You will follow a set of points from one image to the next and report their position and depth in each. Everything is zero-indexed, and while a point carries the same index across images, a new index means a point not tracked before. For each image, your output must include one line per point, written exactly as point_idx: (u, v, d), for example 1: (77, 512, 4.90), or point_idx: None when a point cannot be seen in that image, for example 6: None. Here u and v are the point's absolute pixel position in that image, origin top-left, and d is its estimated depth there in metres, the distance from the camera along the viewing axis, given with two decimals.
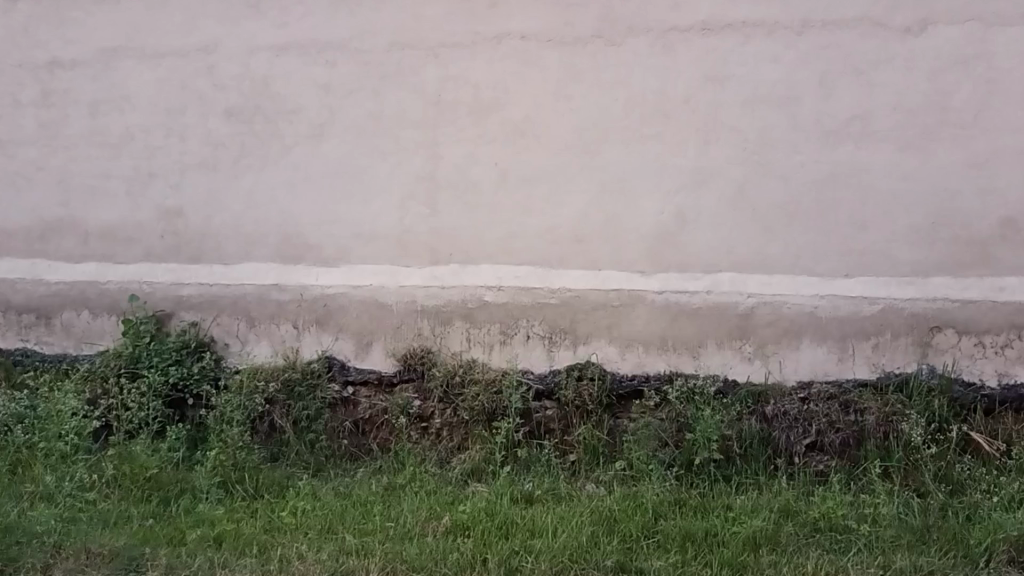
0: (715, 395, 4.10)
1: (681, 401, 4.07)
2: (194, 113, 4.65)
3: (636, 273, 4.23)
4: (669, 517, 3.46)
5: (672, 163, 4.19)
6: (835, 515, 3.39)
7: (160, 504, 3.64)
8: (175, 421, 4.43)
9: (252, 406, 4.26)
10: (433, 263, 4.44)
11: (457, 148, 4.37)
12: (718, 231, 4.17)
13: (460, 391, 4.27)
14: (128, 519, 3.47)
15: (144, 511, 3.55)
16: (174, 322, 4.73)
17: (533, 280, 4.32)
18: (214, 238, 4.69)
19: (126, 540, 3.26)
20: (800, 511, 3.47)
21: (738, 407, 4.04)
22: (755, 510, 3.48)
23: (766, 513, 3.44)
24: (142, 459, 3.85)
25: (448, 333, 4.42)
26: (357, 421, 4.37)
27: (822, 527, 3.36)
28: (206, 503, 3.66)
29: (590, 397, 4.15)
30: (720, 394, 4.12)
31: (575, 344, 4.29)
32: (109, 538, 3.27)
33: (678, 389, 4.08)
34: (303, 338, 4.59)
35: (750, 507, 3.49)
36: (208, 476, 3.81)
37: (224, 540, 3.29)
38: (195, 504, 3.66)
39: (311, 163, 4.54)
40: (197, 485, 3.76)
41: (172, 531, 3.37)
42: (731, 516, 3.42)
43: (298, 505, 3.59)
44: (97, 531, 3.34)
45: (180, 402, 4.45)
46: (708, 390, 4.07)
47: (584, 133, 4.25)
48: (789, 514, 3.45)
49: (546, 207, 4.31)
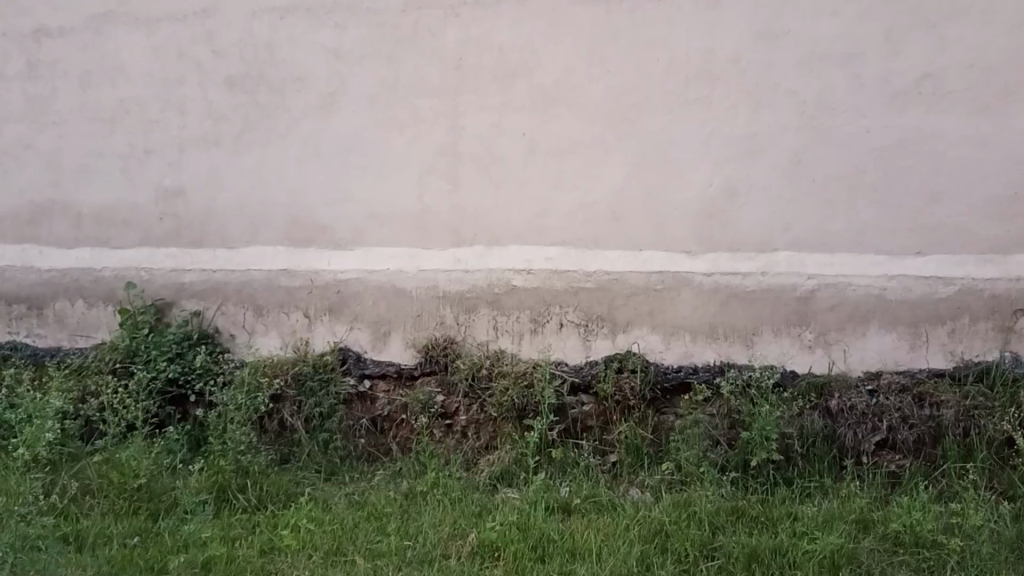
0: (773, 387, 3.60)
1: (736, 396, 3.58)
2: (192, 84, 4.26)
3: (681, 254, 3.80)
4: (728, 530, 3.04)
5: (720, 131, 3.74)
6: (922, 528, 2.95)
7: (148, 520, 3.28)
8: (178, 420, 4.10)
9: (254, 405, 3.87)
10: (455, 244, 4.05)
11: (480, 118, 3.94)
12: (773, 207, 3.72)
13: (486, 385, 3.90)
14: (108, 540, 3.12)
15: (129, 528, 3.19)
16: (175, 312, 4.39)
17: (567, 262, 3.91)
18: (217, 221, 4.33)
19: (100, 568, 2.93)
20: (880, 522, 3.05)
21: (800, 402, 3.54)
22: (828, 522, 3.04)
23: (841, 525, 3.01)
24: (132, 463, 3.46)
25: (473, 321, 4.04)
26: (375, 419, 4.00)
27: (905, 541, 2.93)
28: (197, 518, 3.26)
29: (631, 391, 3.71)
30: (779, 387, 3.63)
31: (614, 333, 3.89)
32: (77, 568, 2.92)
33: (731, 380, 3.61)
34: (316, 329, 4.24)
35: (822, 519, 3.05)
36: (198, 490, 3.40)
37: (213, 567, 2.93)
38: (185, 519, 3.27)
39: (320, 137, 4.15)
40: (184, 503, 3.33)
41: (154, 555, 3.01)
42: (801, 530, 3.01)
43: (305, 519, 3.22)
44: (67, 554, 3.01)
45: (183, 400, 4.12)
46: (765, 382, 3.57)
47: (621, 99, 3.80)
48: (867, 527, 3.03)
49: (580, 183, 3.89)
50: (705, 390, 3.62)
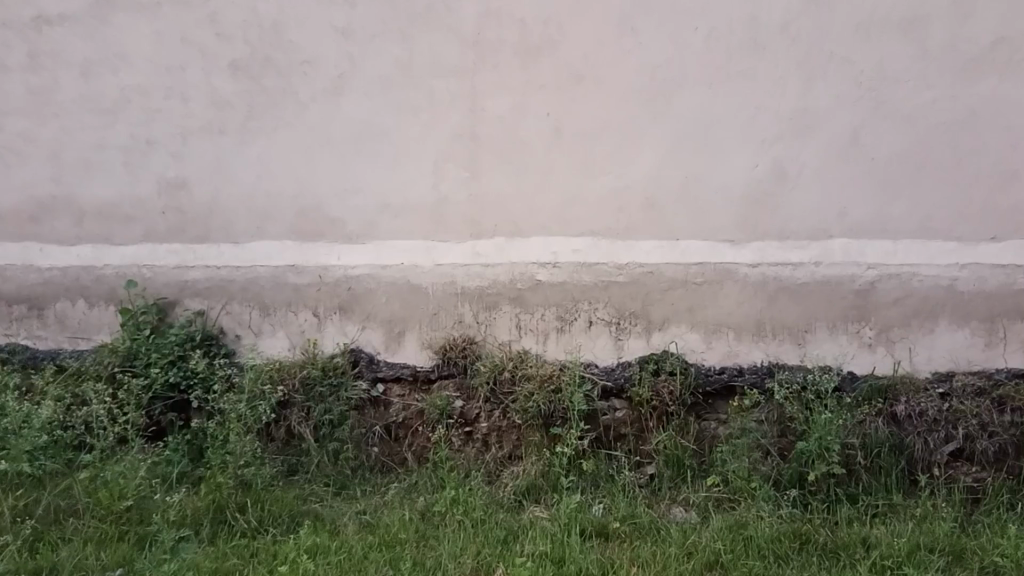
0: (831, 393, 3.23)
1: (790, 402, 3.23)
2: (195, 70, 3.98)
3: (723, 243, 3.43)
4: (797, 564, 2.69)
5: (767, 107, 3.35)
6: None
7: (135, 547, 3.03)
8: (180, 427, 3.88)
9: (258, 416, 3.64)
10: (475, 237, 3.72)
11: (499, 100, 3.61)
12: (826, 190, 3.34)
13: (509, 390, 3.59)
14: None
15: (115, 558, 2.96)
16: (178, 312, 4.13)
17: (597, 254, 3.56)
18: (222, 215, 4.05)
19: None
20: (973, 555, 2.69)
21: (863, 409, 3.18)
22: (914, 553, 2.68)
23: (927, 556, 2.66)
24: (119, 482, 3.22)
25: (494, 319, 3.71)
26: (389, 426, 3.75)
27: None
28: (186, 547, 3.03)
29: (669, 397, 3.36)
30: (838, 393, 3.24)
31: (649, 331, 3.52)
32: None
33: (786, 387, 3.24)
34: (326, 329, 3.95)
35: (907, 550, 2.68)
36: (184, 516, 3.15)
37: None
38: (176, 548, 3.03)
39: (329, 123, 3.84)
40: (160, 533, 3.06)
41: None
42: (882, 564, 2.65)
43: (305, 553, 2.91)
44: None
45: (185, 405, 3.92)
46: (823, 386, 3.20)
47: (654, 75, 3.44)
48: (961, 559, 2.68)
49: (609, 167, 3.54)
50: (756, 395, 3.26)
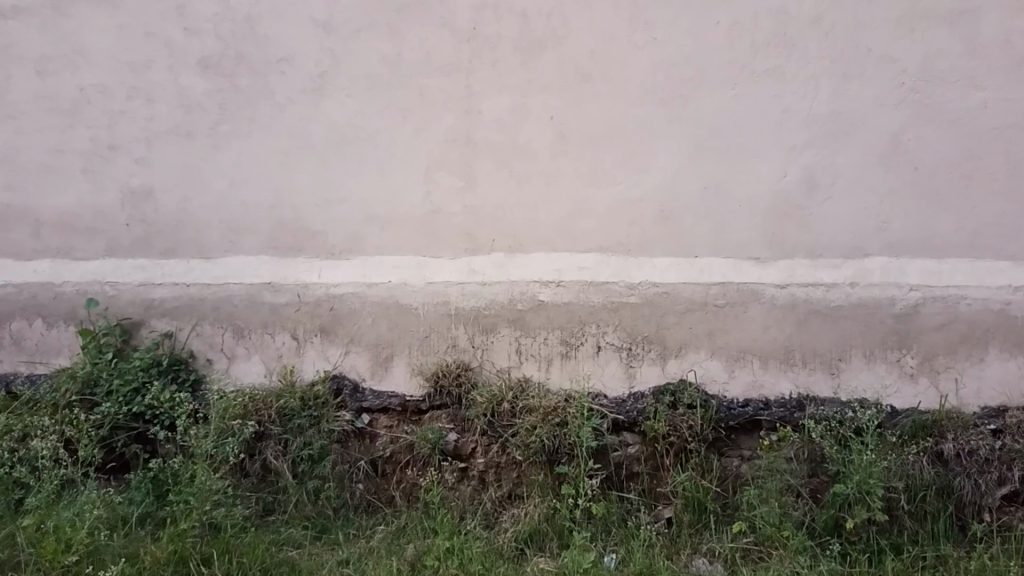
0: (875, 431, 2.87)
1: (828, 441, 2.88)
2: (162, 67, 3.61)
3: (747, 261, 3.11)
4: None
5: (798, 109, 3.04)
6: None
7: None
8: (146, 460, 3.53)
9: (224, 455, 3.26)
10: (470, 252, 3.37)
11: (498, 101, 3.26)
12: (861, 202, 3.02)
13: (508, 423, 3.23)
14: None
15: None
16: (144, 334, 3.75)
17: (605, 272, 3.22)
18: (192, 227, 3.68)
19: None
20: None
21: (909, 449, 2.83)
22: None
23: None
24: (63, 534, 2.93)
25: (492, 343, 3.35)
26: (375, 461, 3.40)
27: None
28: None
29: (689, 432, 3.01)
30: (881, 429, 2.89)
31: (664, 358, 3.18)
32: None
33: (821, 426, 2.89)
34: (306, 353, 3.58)
35: None
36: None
37: None
38: None
39: (309, 126, 3.49)
40: None
41: None
42: None
43: None
44: None
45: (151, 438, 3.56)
46: (864, 423, 2.86)
47: (671, 74, 3.12)
48: None
49: (620, 176, 3.21)
50: (788, 431, 2.93)
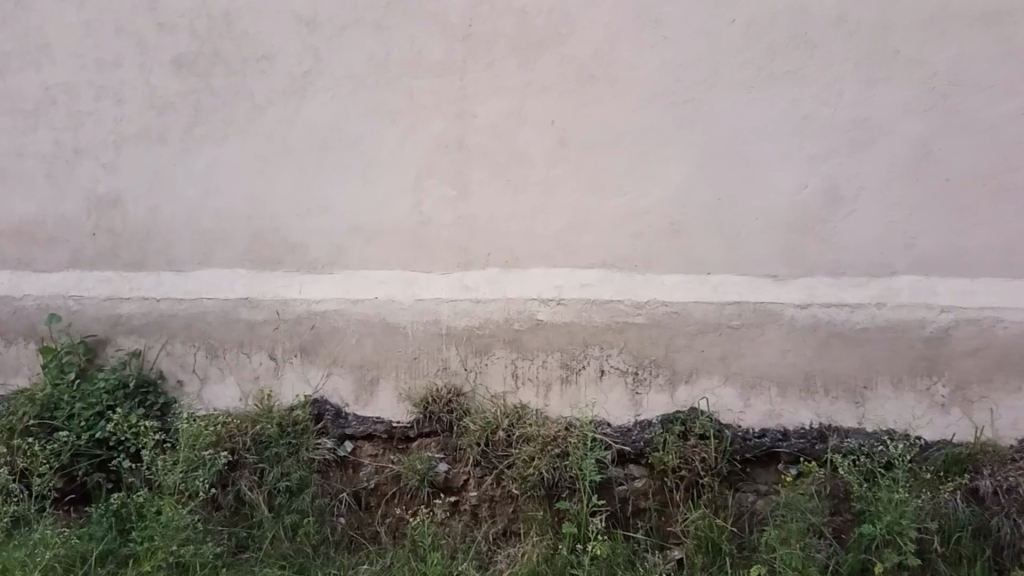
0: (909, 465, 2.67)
1: (856, 478, 2.66)
2: (132, 66, 3.34)
3: (764, 278, 2.88)
4: None
5: (819, 115, 2.83)
6: None
7: None
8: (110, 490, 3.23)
9: (192, 490, 2.99)
10: (463, 267, 3.11)
11: (495, 105, 3.02)
12: (888, 215, 2.82)
13: (504, 453, 2.96)
14: None
15: None
16: (110, 352, 3.47)
17: (608, 289, 2.98)
18: (163, 237, 3.40)
19: None
20: None
21: (944, 487, 2.62)
22: None
23: None
24: None
25: (486, 365, 3.09)
26: (359, 493, 3.10)
27: None
28: None
29: (701, 465, 2.77)
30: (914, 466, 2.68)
31: (672, 384, 2.93)
32: None
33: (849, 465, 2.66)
34: (284, 375, 3.29)
35: None
36: None
37: None
38: None
39: (290, 129, 3.22)
40: None
41: None
42: None
43: None
44: None
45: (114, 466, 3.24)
46: (895, 457, 2.66)
47: (681, 77, 2.90)
48: None
49: (625, 187, 2.97)
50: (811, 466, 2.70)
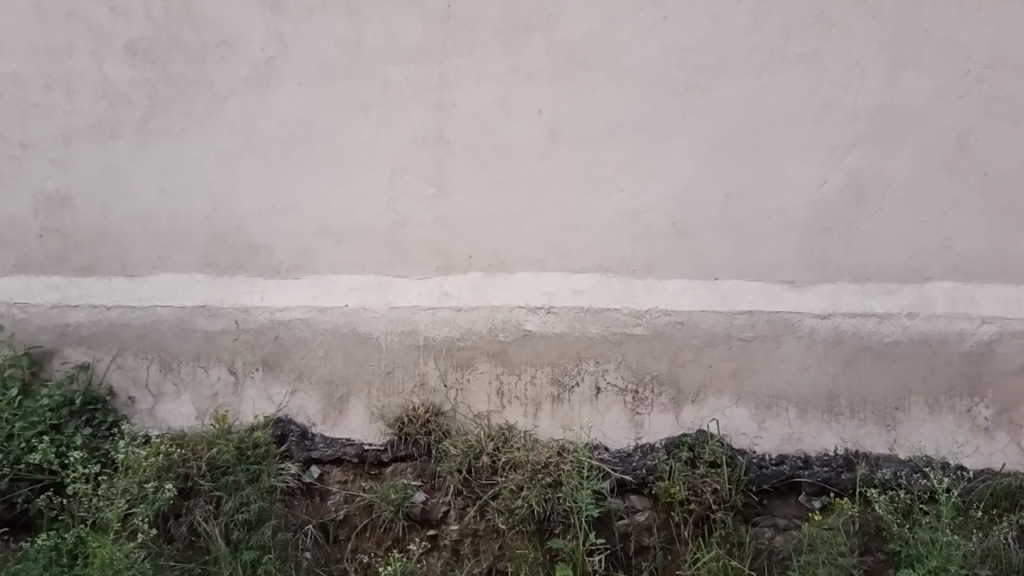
0: (957, 501, 2.38)
1: (895, 515, 2.38)
2: (83, 54, 2.93)
3: (779, 285, 2.57)
4: None
5: (840, 102, 2.51)
6: None
7: None
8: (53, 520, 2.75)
9: (131, 528, 2.64)
10: (444, 271, 2.78)
11: (477, 94, 2.70)
12: (921, 215, 2.51)
13: (488, 482, 2.63)
14: None
15: None
16: (57, 366, 3.01)
17: (604, 297, 2.65)
18: (116, 240, 2.99)
19: None
20: None
21: (1000, 529, 2.33)
22: None
23: None
24: None
25: (468, 382, 2.75)
26: (326, 525, 2.73)
27: None
28: None
29: (713, 497, 2.47)
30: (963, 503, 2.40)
31: (677, 404, 2.60)
32: None
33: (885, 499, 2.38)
34: (245, 391, 2.91)
35: None
36: None
37: None
38: None
39: (254, 120, 2.87)
40: None
41: None
42: None
43: None
44: None
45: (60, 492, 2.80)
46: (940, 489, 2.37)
47: (685, 61, 2.58)
48: None
49: (623, 183, 2.65)
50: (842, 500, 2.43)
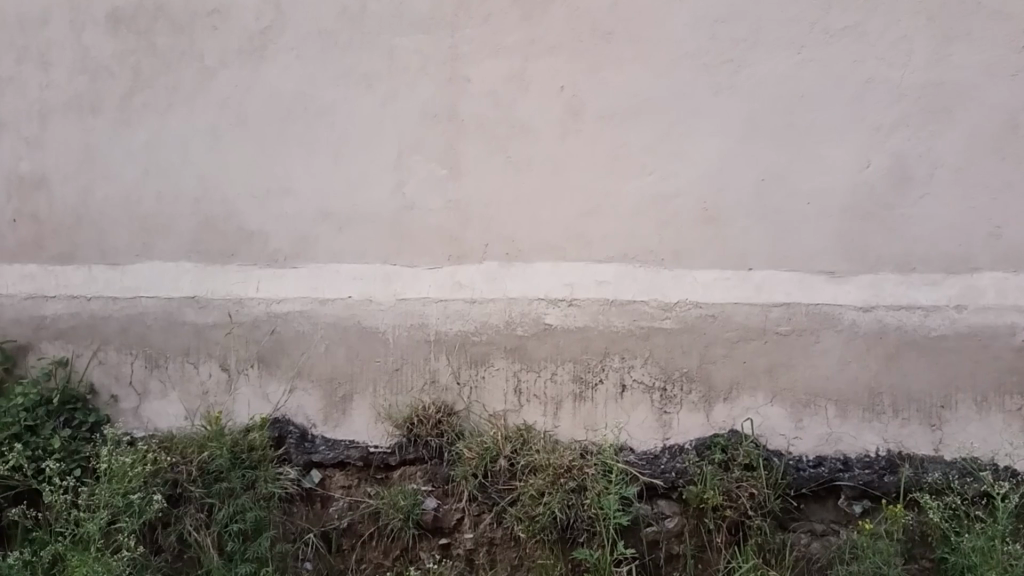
0: (1016, 508, 2.27)
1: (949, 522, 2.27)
2: (60, 23, 2.70)
3: (818, 275, 2.41)
4: None
5: (883, 80, 2.36)
6: None
7: None
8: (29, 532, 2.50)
9: (115, 543, 2.41)
10: (457, 259, 2.58)
11: (493, 67, 2.50)
12: (968, 200, 2.37)
13: (506, 487, 2.45)
14: None
15: None
16: (33, 362, 2.76)
17: (631, 288, 2.48)
18: (96, 225, 2.75)
19: None
20: None
21: None
22: None
23: None
24: None
25: (484, 379, 2.56)
26: (329, 535, 2.53)
27: None
28: None
29: (750, 503, 2.31)
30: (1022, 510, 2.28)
31: (709, 403, 2.44)
32: None
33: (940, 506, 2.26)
34: (239, 390, 2.68)
35: None
36: None
37: None
38: None
39: (248, 95, 2.64)
40: None
41: None
42: None
43: None
44: None
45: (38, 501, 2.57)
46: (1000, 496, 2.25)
47: (718, 33, 2.40)
48: None
49: (651, 165, 2.47)
50: (899, 509, 2.28)
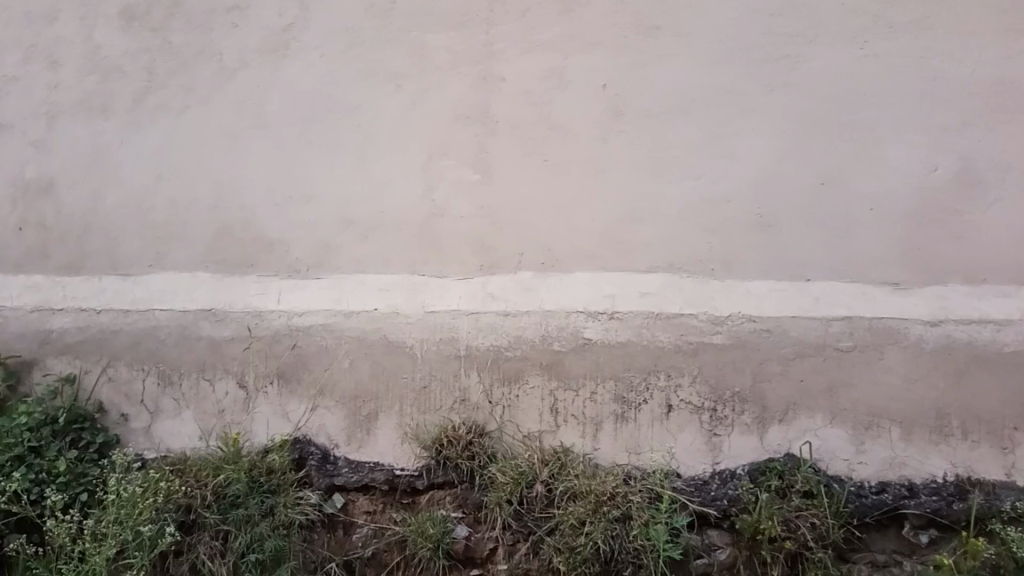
0: None
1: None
2: (70, 20, 2.57)
3: (879, 287, 2.25)
4: None
5: (948, 77, 2.21)
6: None
7: None
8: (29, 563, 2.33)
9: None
10: (489, 269, 2.42)
11: (529, 64, 2.36)
12: None
13: (544, 515, 2.27)
14: None
15: None
16: (37, 379, 2.60)
17: (677, 300, 2.31)
18: (105, 232, 2.60)
19: None
20: None
21: None
22: None
23: None
24: None
25: (519, 397, 2.39)
26: (352, 565, 2.35)
27: None
28: None
29: (811, 534, 2.13)
30: None
31: (762, 424, 2.27)
32: None
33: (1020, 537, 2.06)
34: (256, 409, 2.52)
35: None
36: None
37: None
38: None
39: (268, 95, 2.50)
40: None
41: None
42: None
43: None
44: None
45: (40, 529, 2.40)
46: None
47: (769, 27, 2.26)
48: None
49: (699, 169, 2.31)
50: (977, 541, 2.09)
